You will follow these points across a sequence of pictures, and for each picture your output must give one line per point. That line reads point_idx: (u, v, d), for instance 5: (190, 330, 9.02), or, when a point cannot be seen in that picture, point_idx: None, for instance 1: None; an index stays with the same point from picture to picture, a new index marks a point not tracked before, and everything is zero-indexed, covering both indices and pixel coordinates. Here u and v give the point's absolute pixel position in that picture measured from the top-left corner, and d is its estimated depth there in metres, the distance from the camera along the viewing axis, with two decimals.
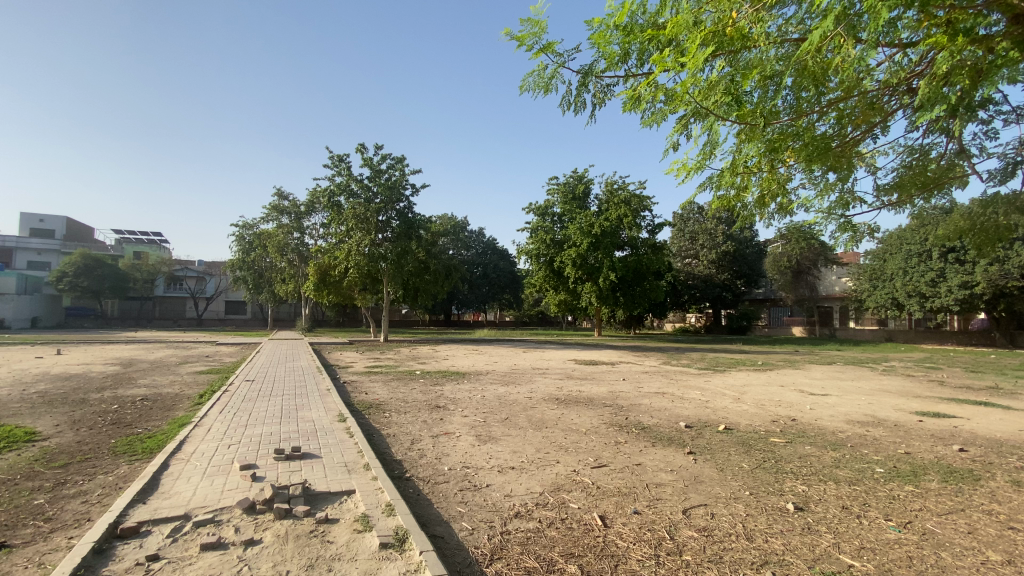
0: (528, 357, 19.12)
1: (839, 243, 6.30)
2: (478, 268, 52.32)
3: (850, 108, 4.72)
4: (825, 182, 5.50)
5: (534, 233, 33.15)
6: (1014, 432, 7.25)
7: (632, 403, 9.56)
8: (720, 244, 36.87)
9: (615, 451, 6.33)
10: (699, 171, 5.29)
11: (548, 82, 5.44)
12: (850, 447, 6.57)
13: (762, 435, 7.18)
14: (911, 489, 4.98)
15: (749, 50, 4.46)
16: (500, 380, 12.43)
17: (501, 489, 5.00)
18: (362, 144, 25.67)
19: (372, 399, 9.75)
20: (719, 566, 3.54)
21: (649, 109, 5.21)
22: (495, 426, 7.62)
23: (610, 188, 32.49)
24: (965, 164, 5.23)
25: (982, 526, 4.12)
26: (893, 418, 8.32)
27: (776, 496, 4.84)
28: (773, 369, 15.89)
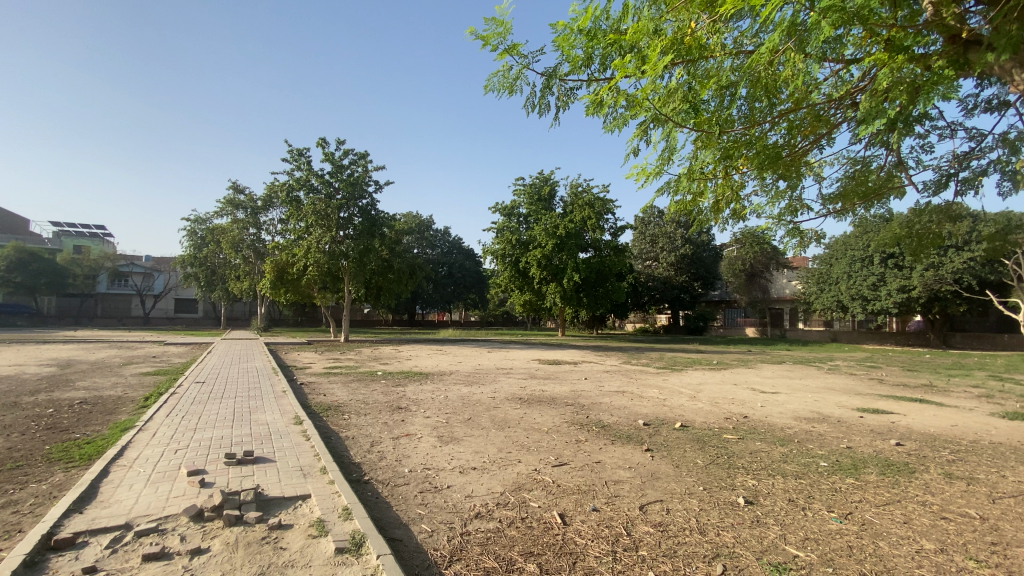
0: (492, 357, 19.12)
1: (788, 248, 6.60)
2: (443, 267, 51.93)
3: (799, 119, 4.94)
4: (775, 189, 5.75)
5: (500, 233, 33.22)
6: (945, 427, 7.79)
7: (593, 402, 9.71)
8: (678, 247, 38.00)
9: (576, 449, 6.41)
10: (658, 176, 5.41)
11: (512, 83, 5.46)
12: (797, 442, 6.89)
13: (716, 432, 7.42)
14: (852, 482, 5.27)
15: (707, 60, 4.61)
16: (463, 381, 12.38)
17: (462, 490, 4.97)
18: (324, 138, 25.01)
19: (331, 401, 9.51)
20: (673, 560, 3.64)
21: (611, 114, 5.30)
22: (457, 426, 7.59)
23: (575, 190, 32.88)
24: (902, 175, 5.60)
25: (914, 515, 4.40)
26: (837, 414, 8.78)
27: (728, 490, 5.02)
28: (727, 368, 16.50)
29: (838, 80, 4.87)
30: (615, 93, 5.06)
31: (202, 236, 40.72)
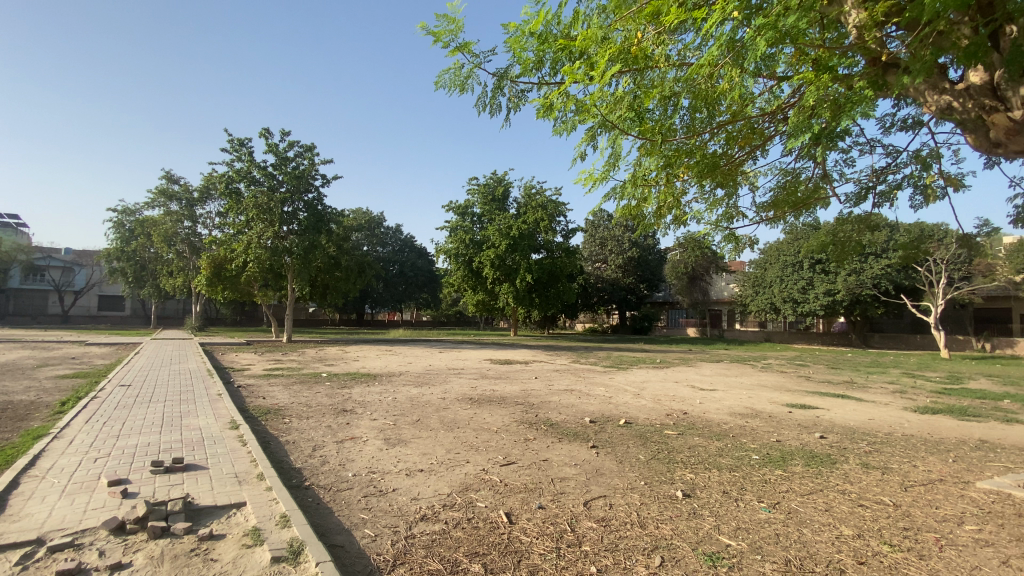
0: (443, 357, 18.95)
1: (724, 252, 6.95)
2: (394, 266, 50.97)
3: (736, 131, 5.22)
4: (714, 197, 6.04)
5: (453, 233, 33.01)
6: (863, 420, 8.44)
7: (542, 401, 9.83)
8: (626, 250, 39.14)
9: (523, 448, 6.47)
10: (604, 181, 5.55)
11: (463, 81, 5.47)
12: (732, 437, 7.27)
13: (658, 428, 7.70)
14: (780, 473, 5.62)
15: (652, 70, 4.78)
16: (413, 381, 12.20)
17: (408, 492, 4.90)
18: (267, 128, 23.92)
19: (271, 404, 9.11)
20: (615, 555, 3.74)
21: (560, 117, 5.40)
22: (404, 428, 7.47)
23: (528, 191, 33.13)
24: (827, 187, 6.02)
25: (834, 503, 4.74)
26: (769, 410, 9.34)
27: (667, 484, 5.22)
28: (670, 367, 17.16)
29: (772, 95, 5.18)
30: (565, 97, 5.16)
31: (130, 229, 37.93)
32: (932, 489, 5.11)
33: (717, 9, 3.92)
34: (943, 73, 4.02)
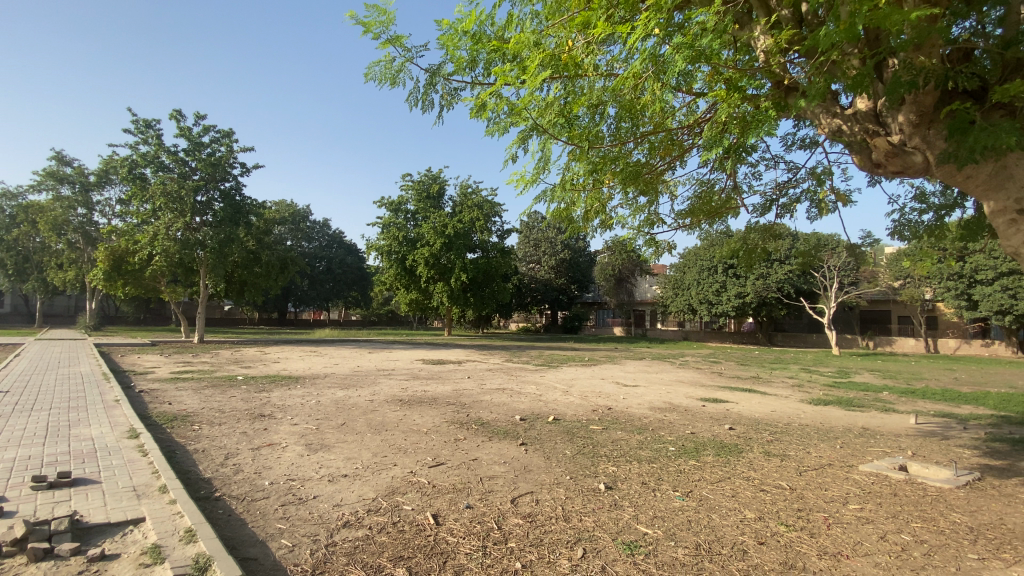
0: (373, 358, 18.38)
1: (646, 255, 7.32)
2: (322, 262, 48.81)
3: (658, 141, 5.54)
4: (637, 203, 6.35)
5: (385, 230, 32.16)
6: (766, 412, 9.22)
7: (474, 400, 9.84)
8: (559, 252, 40.05)
9: (453, 448, 6.43)
10: (535, 184, 5.66)
11: (395, 75, 5.39)
12: (651, 430, 7.67)
13: (585, 424, 7.95)
14: (693, 463, 6.00)
15: (582, 78, 4.94)
16: (339, 384, 11.74)
17: (330, 499, 4.71)
18: (179, 109, 22.04)
19: (178, 410, 8.39)
20: (540, 549, 3.82)
21: (493, 118, 5.45)
22: (328, 432, 7.18)
23: (464, 190, 32.93)
24: (738, 197, 6.52)
25: (740, 489, 5.14)
26: (685, 404, 9.95)
27: (591, 478, 5.42)
28: (597, 365, 17.79)
29: (690, 110, 5.54)
30: (498, 98, 5.21)
31: (10, 215, 33.44)
32: (822, 473, 5.69)
33: (641, 25, 4.13)
34: (834, 99, 4.48)
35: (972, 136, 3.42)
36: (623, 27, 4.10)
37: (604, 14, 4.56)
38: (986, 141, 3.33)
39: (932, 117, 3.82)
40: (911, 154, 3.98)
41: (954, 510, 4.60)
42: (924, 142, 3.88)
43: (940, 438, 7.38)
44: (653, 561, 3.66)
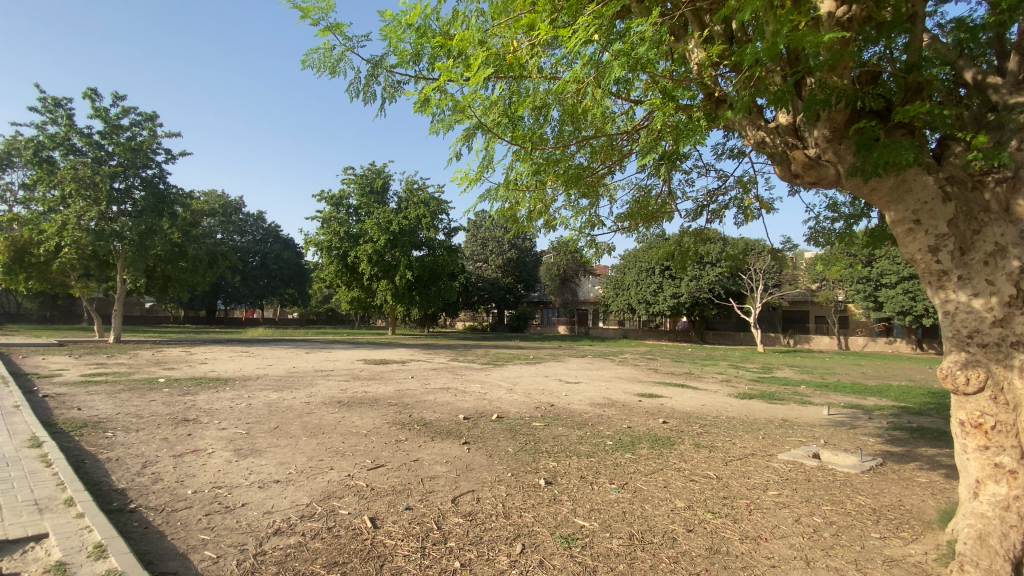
0: (311, 358, 17.65)
1: (587, 257, 7.52)
2: (256, 257, 46.28)
3: (598, 145, 5.71)
4: (579, 206, 6.50)
5: (326, 224, 31.01)
6: (697, 406, 9.74)
7: (417, 400, 9.69)
8: (505, 251, 40.25)
9: (394, 449, 6.31)
10: (479, 182, 5.65)
11: (334, 63, 5.23)
12: (591, 425, 7.89)
13: (527, 421, 8.04)
14: (630, 456, 6.23)
15: (526, 80, 4.99)
16: (273, 385, 11.19)
17: (261, 506, 4.48)
18: (95, 88, 20.18)
19: (89, 416, 7.69)
20: (479, 547, 3.83)
21: (437, 114, 5.39)
22: (259, 436, 6.82)
23: (410, 186, 32.30)
24: (672, 202, 6.83)
25: (672, 480, 5.39)
26: (624, 399, 10.31)
27: (531, 474, 5.50)
28: (541, 363, 18.05)
29: (629, 117, 5.74)
30: (442, 94, 5.17)
31: None
32: (746, 462, 6.08)
33: (583, 30, 4.24)
34: (759, 113, 4.78)
35: (876, 152, 3.77)
36: (566, 31, 4.18)
37: (548, 17, 4.63)
38: (887, 157, 3.68)
39: (843, 133, 4.16)
40: (825, 166, 4.30)
41: (859, 493, 5.06)
42: (836, 155, 4.20)
43: (849, 428, 8.09)
44: (590, 552, 3.77)
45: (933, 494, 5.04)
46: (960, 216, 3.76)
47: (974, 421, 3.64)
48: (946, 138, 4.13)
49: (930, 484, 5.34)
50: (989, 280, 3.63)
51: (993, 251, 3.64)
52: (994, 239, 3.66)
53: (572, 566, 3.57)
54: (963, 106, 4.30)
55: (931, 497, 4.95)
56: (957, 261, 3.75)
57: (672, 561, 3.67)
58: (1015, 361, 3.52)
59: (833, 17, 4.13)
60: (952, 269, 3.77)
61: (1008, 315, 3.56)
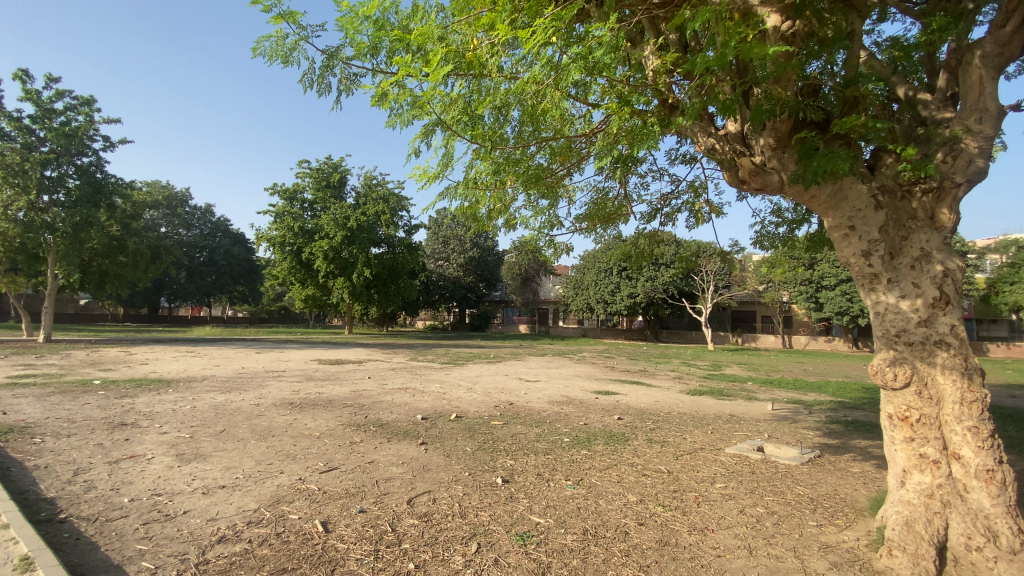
0: (262, 359, 16.98)
1: (546, 256, 7.60)
2: (203, 253, 44.05)
3: (557, 147, 5.78)
4: (538, 206, 6.55)
5: (279, 219, 29.94)
6: (651, 402, 10.02)
7: (373, 400, 9.51)
8: (467, 250, 40.10)
9: (348, 451, 6.16)
10: (438, 180, 5.59)
11: (286, 52, 5.10)
12: (549, 423, 7.98)
13: (486, 420, 8.04)
14: (585, 452, 6.34)
15: (486, 79, 4.98)
16: (219, 387, 10.68)
17: (204, 514, 4.27)
18: (24, 68, 18.65)
19: (13, 421, 7.12)
20: (434, 548, 3.80)
21: (395, 109, 5.30)
22: (204, 441, 6.50)
23: (368, 182, 31.57)
24: (629, 204, 6.98)
25: (625, 475, 5.53)
26: (581, 397, 10.48)
27: (489, 473, 5.50)
28: (501, 361, 18.09)
29: (587, 120, 5.83)
30: (401, 89, 5.09)
31: None
32: (695, 456, 6.31)
33: (543, 31, 4.28)
34: (709, 121, 4.96)
35: (816, 160, 3.98)
36: (526, 31, 4.20)
37: (508, 17, 4.63)
38: (825, 166, 3.90)
39: (787, 142, 4.37)
40: (769, 173, 4.50)
41: (799, 484, 5.35)
42: (780, 163, 4.41)
43: (791, 422, 8.53)
44: (544, 549, 3.81)
45: (865, 483, 5.39)
46: (890, 223, 4.04)
47: (901, 415, 3.91)
48: (878, 150, 4.42)
49: (862, 474, 5.71)
50: (915, 283, 3.91)
51: (919, 256, 3.93)
52: (919, 244, 3.95)
53: (526, 563, 3.60)
54: (895, 120, 4.61)
55: (862, 486, 5.29)
56: (887, 265, 4.02)
57: (625, 555, 3.76)
58: (937, 359, 3.81)
59: (779, 31, 4.34)
60: (883, 272, 4.04)
61: (931, 315, 3.85)
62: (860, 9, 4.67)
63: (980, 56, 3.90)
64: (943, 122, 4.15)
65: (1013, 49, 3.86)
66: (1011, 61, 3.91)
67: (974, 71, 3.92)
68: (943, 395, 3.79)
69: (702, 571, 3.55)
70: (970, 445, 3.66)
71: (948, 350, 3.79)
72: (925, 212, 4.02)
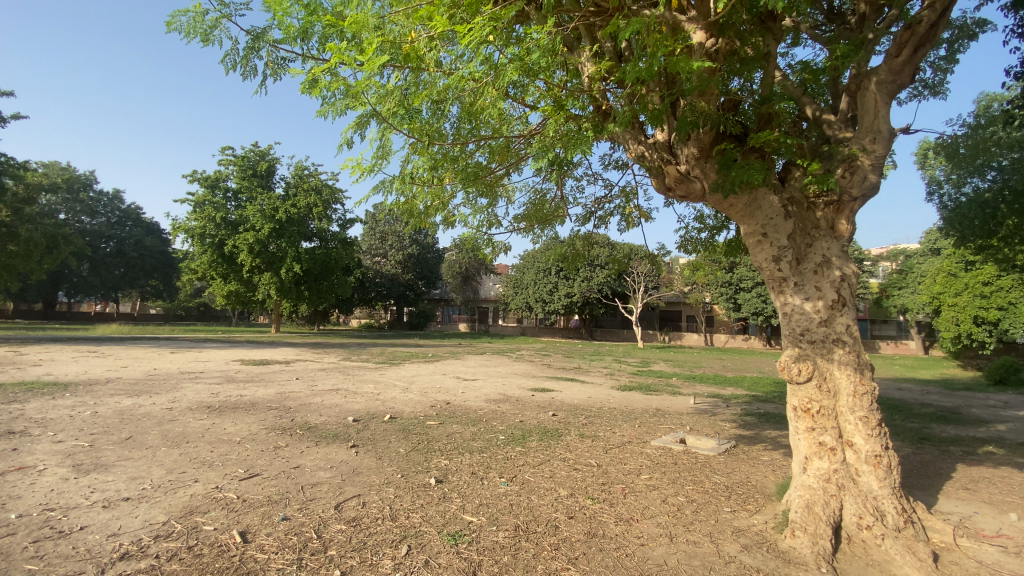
0: (175, 359, 15.69)
1: (485, 255, 7.61)
2: (109, 243, 40.02)
3: (496, 146, 5.80)
4: (478, 205, 6.53)
5: (198, 209, 27.89)
6: (584, 398, 10.31)
7: (302, 403, 9.07)
8: (406, 247, 39.28)
9: (272, 457, 5.85)
10: (372, 173, 5.44)
11: (206, 31, 5.06)
12: (485, 421, 7.99)
13: (421, 420, 7.92)
14: (519, 450, 6.42)
15: (424, 73, 4.91)
16: (126, 390, 9.76)
17: (104, 529, 3.89)
18: None
19: None
20: (362, 553, 3.69)
21: (327, 98, 5.12)
22: (105, 449, 5.92)
23: (299, 172, 30.00)
24: (565, 207, 7.13)
25: (557, 470, 5.66)
26: (517, 394, 10.57)
27: (422, 473, 5.43)
28: (439, 360, 17.89)
29: (525, 121, 5.89)
30: (333, 77, 4.93)
31: None
32: (624, 449, 6.57)
33: (481, 29, 4.27)
34: (640, 129, 5.17)
35: (733, 171, 4.26)
36: (463, 27, 4.18)
37: (446, 12, 4.60)
38: (741, 176, 4.19)
39: (709, 153, 4.65)
40: (693, 181, 4.76)
41: (716, 472, 5.72)
42: (702, 172, 4.67)
43: (711, 415, 9.10)
44: (475, 547, 3.82)
45: (773, 470, 5.84)
46: (797, 231, 4.40)
47: (804, 407, 4.27)
48: (789, 164, 4.80)
49: (771, 462, 6.20)
50: (818, 286, 4.30)
51: (820, 262, 4.32)
52: (821, 252, 4.34)
53: (457, 562, 3.59)
54: (804, 137, 5.02)
55: (772, 473, 5.74)
56: (794, 270, 4.38)
57: (554, 549, 3.84)
58: (834, 355, 4.20)
59: (703, 47, 4.59)
60: (790, 276, 4.39)
61: (830, 316, 4.24)
62: (776, 32, 5.04)
63: (876, 82, 4.32)
64: (844, 140, 4.57)
65: (903, 78, 4.31)
66: (901, 87, 4.36)
67: (871, 95, 4.34)
68: (840, 387, 4.19)
69: (628, 559, 3.70)
70: (861, 433, 4.09)
71: (844, 348, 4.19)
72: (826, 222, 4.43)
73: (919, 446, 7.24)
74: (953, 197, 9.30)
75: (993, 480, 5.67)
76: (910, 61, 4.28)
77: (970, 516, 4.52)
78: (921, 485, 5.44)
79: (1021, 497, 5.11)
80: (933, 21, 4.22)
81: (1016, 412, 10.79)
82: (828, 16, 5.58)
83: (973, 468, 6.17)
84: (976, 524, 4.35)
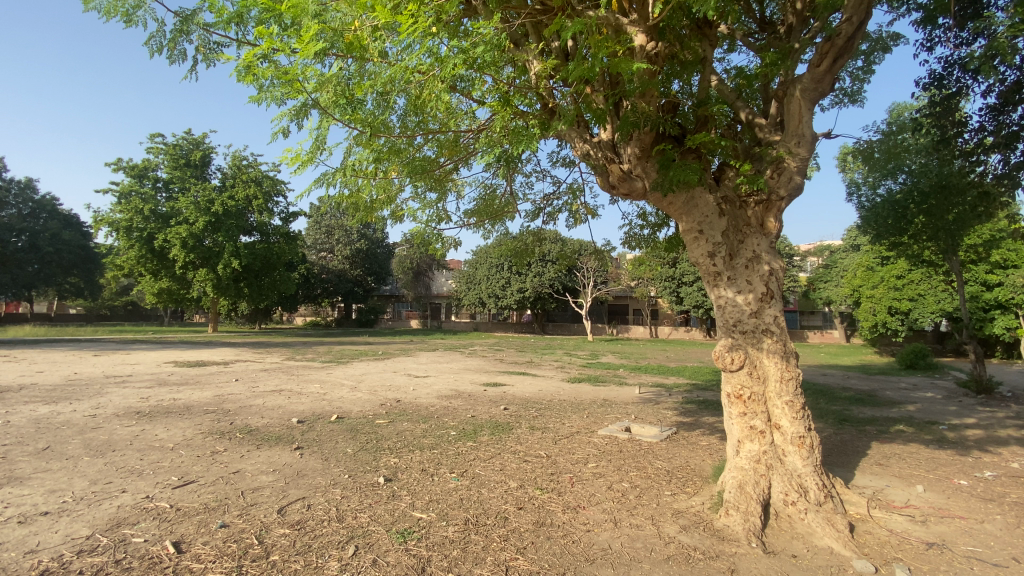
0: (100, 362, 14.57)
1: (437, 250, 7.53)
2: (21, 237, 36.41)
3: (445, 140, 5.81)
4: (428, 200, 6.48)
5: (123, 200, 26.02)
6: (534, 392, 10.45)
7: (241, 405, 8.66)
8: (353, 242, 38.23)
9: (209, 462, 5.56)
10: (311, 164, 5.24)
11: (128, 10, 4.75)
12: (436, 418, 7.95)
13: (369, 419, 7.78)
14: (471, 444, 6.45)
15: (367, 61, 4.80)
16: (42, 397, 8.95)
17: (19, 546, 3.59)
18: None
19: None
20: (306, 556, 3.60)
21: (262, 85, 4.91)
22: (18, 462, 5.41)
23: (236, 162, 28.41)
24: (515, 202, 7.20)
25: (507, 463, 5.74)
26: (469, 390, 10.58)
27: (370, 473, 5.34)
28: (388, 358, 17.63)
29: (475, 118, 5.89)
30: (270, 64, 4.74)
31: None
32: (572, 440, 6.74)
33: (425, 21, 4.26)
34: (585, 128, 5.27)
35: (672, 171, 4.43)
36: (407, 18, 4.14)
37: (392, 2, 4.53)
38: (680, 176, 4.36)
39: (649, 153, 4.81)
40: (635, 179, 4.91)
41: (658, 458, 5.98)
42: (643, 172, 4.83)
43: (654, 403, 9.50)
44: (425, 543, 3.82)
45: (711, 454, 6.18)
46: (730, 228, 4.65)
47: (737, 393, 4.53)
48: (723, 164, 5.07)
49: (708, 446, 6.56)
50: (749, 280, 4.58)
51: (751, 258, 4.61)
52: (752, 248, 4.63)
53: (407, 560, 3.57)
54: (738, 139, 5.34)
55: (710, 457, 6.08)
56: (727, 265, 4.65)
57: (503, 540, 3.91)
58: (764, 344, 4.50)
59: (644, 50, 4.76)
60: (724, 271, 4.65)
61: (759, 308, 4.53)
62: (712, 39, 5.28)
63: (801, 90, 4.60)
64: (774, 143, 4.85)
65: (824, 86, 4.62)
66: (822, 95, 4.67)
67: (796, 101, 4.62)
68: (768, 374, 4.48)
69: (574, 545, 3.83)
70: (787, 417, 4.40)
71: (772, 337, 4.49)
72: (757, 220, 4.70)
73: (840, 426, 7.87)
74: (869, 198, 10.09)
75: (903, 455, 6.26)
76: (830, 70, 4.58)
77: (882, 489, 4.99)
78: (840, 462, 5.94)
79: (926, 470, 5.69)
80: (850, 34, 4.54)
81: (923, 393, 11.91)
82: (760, 25, 5.88)
83: (885, 445, 6.79)
84: (888, 497, 4.80)
